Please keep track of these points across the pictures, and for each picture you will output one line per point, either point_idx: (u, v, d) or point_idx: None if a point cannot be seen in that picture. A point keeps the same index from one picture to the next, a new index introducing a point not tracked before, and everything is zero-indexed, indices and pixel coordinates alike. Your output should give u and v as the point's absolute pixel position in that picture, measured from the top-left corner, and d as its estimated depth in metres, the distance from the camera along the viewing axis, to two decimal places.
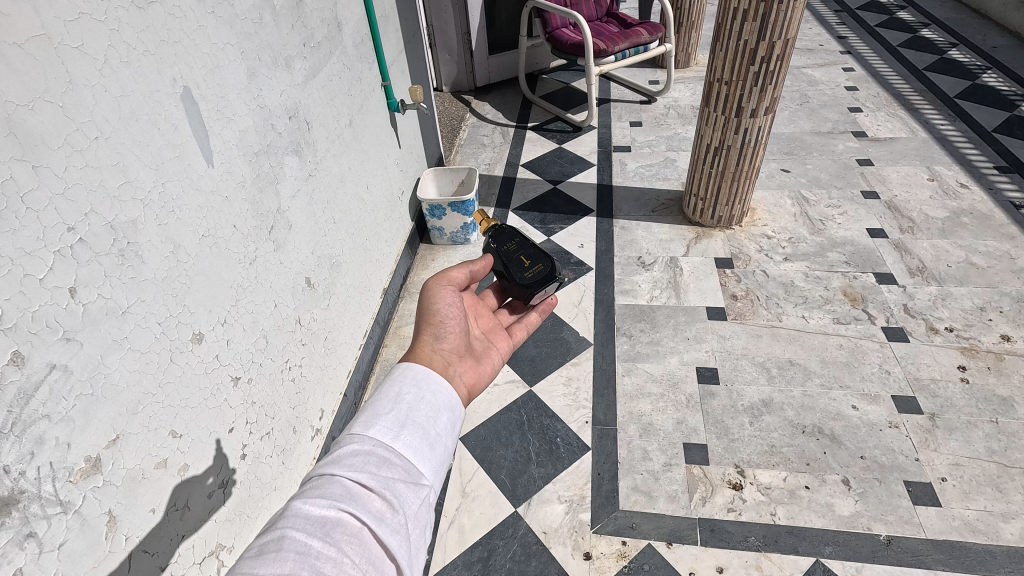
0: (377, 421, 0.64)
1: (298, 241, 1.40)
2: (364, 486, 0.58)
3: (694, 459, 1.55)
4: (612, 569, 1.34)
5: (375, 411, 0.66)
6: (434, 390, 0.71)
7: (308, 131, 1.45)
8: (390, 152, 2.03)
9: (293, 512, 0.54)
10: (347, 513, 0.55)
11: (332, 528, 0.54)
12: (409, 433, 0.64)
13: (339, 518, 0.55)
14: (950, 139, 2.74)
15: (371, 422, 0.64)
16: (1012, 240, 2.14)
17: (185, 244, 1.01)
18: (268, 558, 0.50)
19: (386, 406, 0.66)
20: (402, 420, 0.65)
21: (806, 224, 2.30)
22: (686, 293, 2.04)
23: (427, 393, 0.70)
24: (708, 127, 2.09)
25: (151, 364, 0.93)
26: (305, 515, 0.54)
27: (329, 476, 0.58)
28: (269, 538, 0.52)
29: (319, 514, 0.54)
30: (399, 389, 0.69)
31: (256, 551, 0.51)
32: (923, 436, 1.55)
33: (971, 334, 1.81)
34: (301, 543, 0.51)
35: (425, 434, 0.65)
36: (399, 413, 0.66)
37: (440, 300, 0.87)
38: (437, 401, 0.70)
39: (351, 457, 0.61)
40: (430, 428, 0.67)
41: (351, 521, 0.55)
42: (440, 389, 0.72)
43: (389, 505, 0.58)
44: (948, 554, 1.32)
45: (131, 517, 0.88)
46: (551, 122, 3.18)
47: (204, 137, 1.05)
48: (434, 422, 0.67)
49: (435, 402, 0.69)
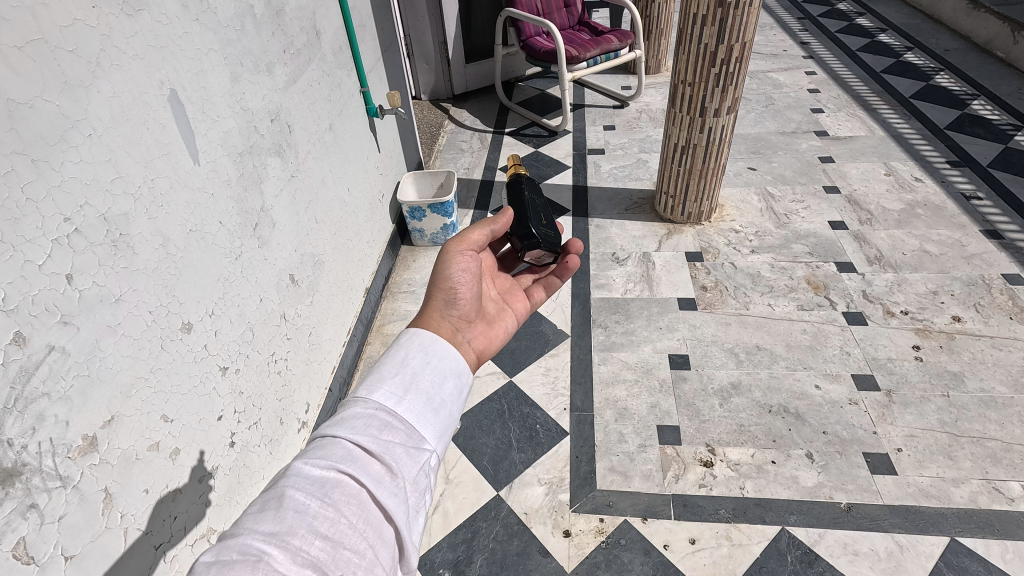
0: (382, 386, 0.62)
1: (282, 238, 1.46)
2: (366, 448, 0.56)
3: (667, 439, 1.62)
4: (590, 545, 1.40)
5: (380, 375, 0.63)
6: (441, 356, 0.68)
7: (290, 134, 1.51)
8: (370, 155, 2.10)
9: (293, 472, 0.53)
10: (347, 474, 0.53)
11: (331, 489, 0.52)
12: (413, 397, 0.62)
13: (339, 479, 0.53)
14: (906, 136, 2.88)
15: (376, 386, 0.62)
16: (963, 228, 2.27)
17: (174, 237, 1.06)
18: (266, 516, 0.48)
19: (393, 370, 0.64)
20: (407, 385, 0.63)
21: (772, 218, 2.41)
22: (658, 286, 2.12)
23: (434, 360, 0.67)
24: (674, 126, 2.19)
25: (143, 350, 0.98)
26: (305, 475, 0.52)
27: (333, 437, 0.56)
28: (270, 495, 0.51)
29: (319, 475, 0.52)
30: (406, 354, 0.67)
31: (256, 507, 0.50)
32: (881, 411, 1.64)
33: (925, 316, 1.92)
34: (300, 502, 0.50)
35: (427, 400, 0.63)
36: (405, 377, 0.64)
37: (453, 263, 0.84)
38: (444, 368, 0.67)
39: (354, 419, 0.58)
40: (435, 393, 0.64)
41: (350, 483, 0.53)
42: (446, 355, 0.69)
43: (390, 469, 0.56)
44: (903, 518, 1.40)
45: (125, 496, 0.92)
46: (528, 127, 3.27)
47: (190, 136, 1.11)
48: (438, 388, 0.65)
49: (440, 367, 0.67)
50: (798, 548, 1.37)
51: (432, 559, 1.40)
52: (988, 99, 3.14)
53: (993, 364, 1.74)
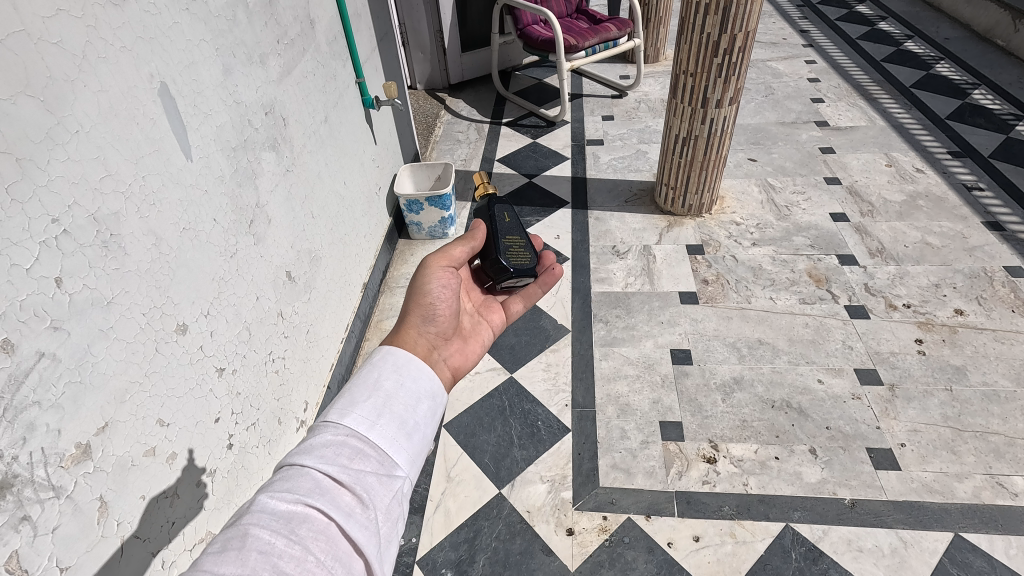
0: (354, 410, 0.60)
1: (277, 235, 1.42)
2: (334, 480, 0.55)
3: (670, 436, 1.61)
4: (593, 544, 1.39)
5: (351, 399, 0.62)
6: (415, 378, 0.67)
7: (285, 127, 1.47)
8: (366, 148, 2.06)
9: (258, 507, 0.51)
10: (314, 509, 0.52)
11: (298, 525, 0.50)
12: (385, 423, 0.61)
13: (306, 513, 0.51)
14: (907, 126, 2.86)
15: (347, 411, 0.60)
16: (964, 220, 2.26)
17: (166, 236, 1.02)
18: (227, 557, 0.46)
19: (364, 393, 0.63)
20: (379, 410, 0.61)
21: (773, 210, 2.39)
22: (659, 279, 2.10)
23: (408, 382, 0.66)
24: (675, 118, 2.16)
25: (137, 354, 0.95)
26: (270, 511, 0.51)
27: (300, 468, 0.55)
28: (232, 533, 0.49)
29: (285, 509, 0.51)
30: (379, 375, 0.65)
31: (216, 547, 0.47)
32: (884, 405, 1.63)
33: (927, 309, 1.91)
34: (264, 542, 0.48)
35: (400, 425, 0.62)
36: (377, 401, 0.62)
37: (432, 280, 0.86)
38: (419, 390, 0.66)
39: (323, 447, 0.57)
40: (408, 416, 0.63)
41: (318, 517, 0.51)
42: (420, 376, 0.67)
43: (360, 500, 0.54)
44: (907, 514, 1.40)
45: (121, 504, 0.90)
46: (525, 117, 3.23)
47: (182, 131, 1.07)
48: (412, 411, 0.64)
49: (415, 389, 0.66)
50: (803, 545, 1.36)
51: (434, 559, 1.39)
52: (989, 89, 3.11)
53: (995, 358, 1.74)
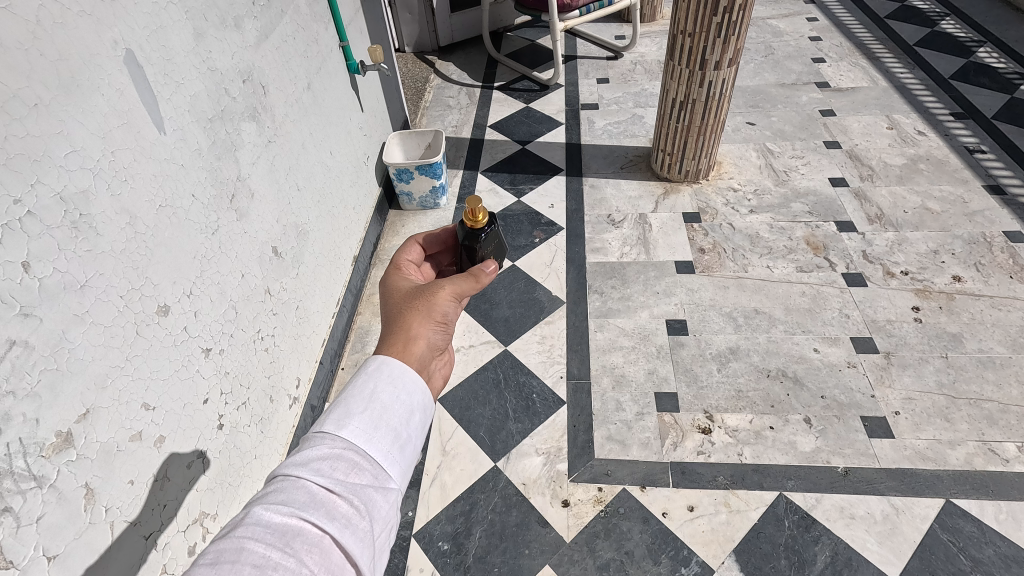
0: (350, 421, 0.57)
1: (262, 209, 1.38)
2: (330, 492, 0.53)
3: (665, 407, 1.60)
4: (589, 515, 1.40)
5: (348, 408, 0.58)
6: (412, 389, 0.62)
7: (264, 96, 1.40)
8: (353, 116, 1.99)
9: (252, 520, 0.49)
10: (308, 523, 0.50)
11: (293, 538, 0.49)
12: (383, 434, 0.58)
13: (300, 527, 0.50)
14: (909, 87, 2.78)
15: (344, 421, 0.57)
16: (965, 184, 2.22)
17: (142, 214, 0.98)
18: (220, 571, 0.45)
19: (362, 401, 0.59)
20: (377, 420, 0.58)
21: (771, 175, 2.34)
22: (655, 249, 2.07)
23: (405, 393, 0.62)
24: (673, 81, 2.09)
25: (116, 338, 0.91)
26: (265, 524, 0.49)
27: (294, 479, 0.53)
28: (225, 546, 0.47)
29: (280, 523, 0.49)
30: (376, 382, 0.61)
31: (209, 559, 0.46)
32: (879, 373, 1.63)
33: (925, 277, 1.89)
34: (257, 557, 0.47)
35: (396, 437, 0.59)
36: (374, 412, 0.59)
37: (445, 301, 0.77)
38: (416, 399, 0.63)
39: (318, 459, 0.54)
40: (406, 428, 0.60)
41: (312, 531, 0.50)
42: (416, 387, 0.63)
43: (356, 513, 0.53)
44: (899, 481, 1.41)
45: (108, 490, 0.89)
46: (518, 81, 3.13)
47: (152, 102, 1.01)
48: (409, 422, 0.61)
49: (412, 400, 0.62)
50: (795, 513, 1.37)
51: (430, 532, 1.40)
52: (994, 46, 3.02)
53: (992, 325, 1.73)
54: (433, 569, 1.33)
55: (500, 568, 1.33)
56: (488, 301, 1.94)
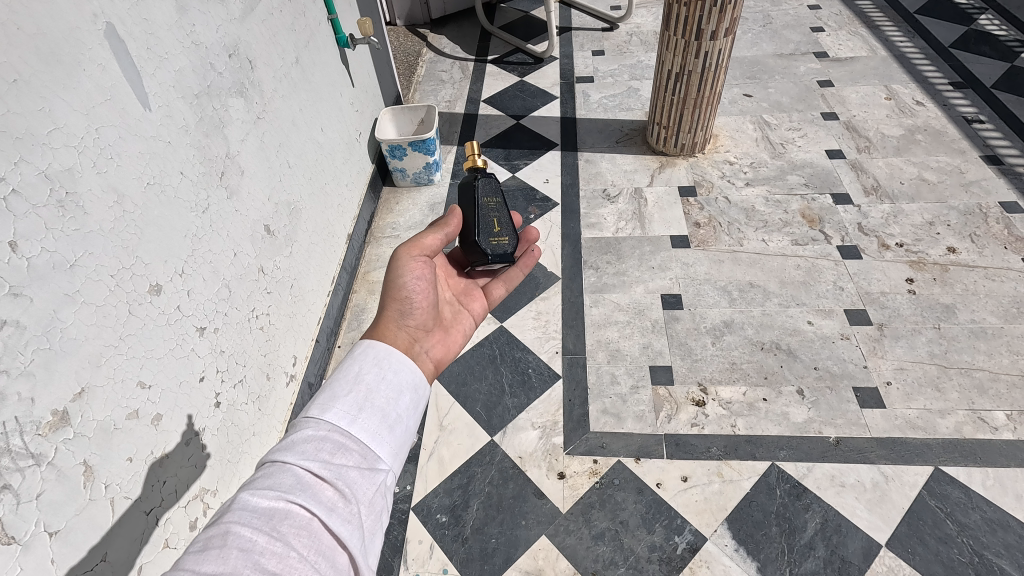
0: (334, 406, 0.63)
1: (253, 186, 1.36)
2: (316, 476, 0.57)
3: (660, 380, 1.62)
4: (584, 486, 1.43)
5: (333, 393, 0.65)
6: (396, 370, 0.70)
7: (251, 70, 1.37)
8: (343, 92, 1.95)
9: (240, 505, 0.54)
10: (295, 505, 0.54)
11: (280, 521, 0.53)
12: (365, 417, 0.64)
13: (288, 509, 0.54)
14: (908, 56, 2.74)
15: (328, 406, 0.63)
16: (963, 154, 2.20)
17: (130, 193, 0.97)
18: (210, 555, 0.49)
19: (346, 388, 0.66)
20: (359, 404, 0.65)
21: (767, 148, 2.32)
22: (650, 223, 2.06)
23: (389, 374, 0.70)
24: (668, 51, 2.05)
25: (108, 317, 0.91)
26: (253, 508, 0.53)
27: (281, 464, 0.58)
28: (214, 531, 0.51)
29: (266, 506, 0.54)
30: (360, 370, 0.69)
31: (199, 546, 0.50)
32: (872, 345, 1.64)
33: (920, 248, 1.89)
34: (245, 539, 0.50)
35: (379, 419, 0.65)
36: (358, 396, 0.66)
37: (407, 272, 0.90)
38: (398, 383, 0.69)
39: (304, 444, 0.60)
40: (388, 410, 0.66)
41: (300, 513, 0.54)
42: (399, 371, 0.71)
43: (341, 494, 0.57)
44: (890, 450, 1.43)
45: (107, 467, 0.90)
46: (512, 54, 3.07)
47: (136, 77, 0.99)
48: (392, 404, 0.67)
49: (395, 382, 0.69)
50: (787, 482, 1.40)
51: (429, 505, 1.42)
52: (996, 13, 2.97)
53: (985, 295, 1.73)
54: (432, 541, 1.36)
55: (497, 538, 1.36)
56: None
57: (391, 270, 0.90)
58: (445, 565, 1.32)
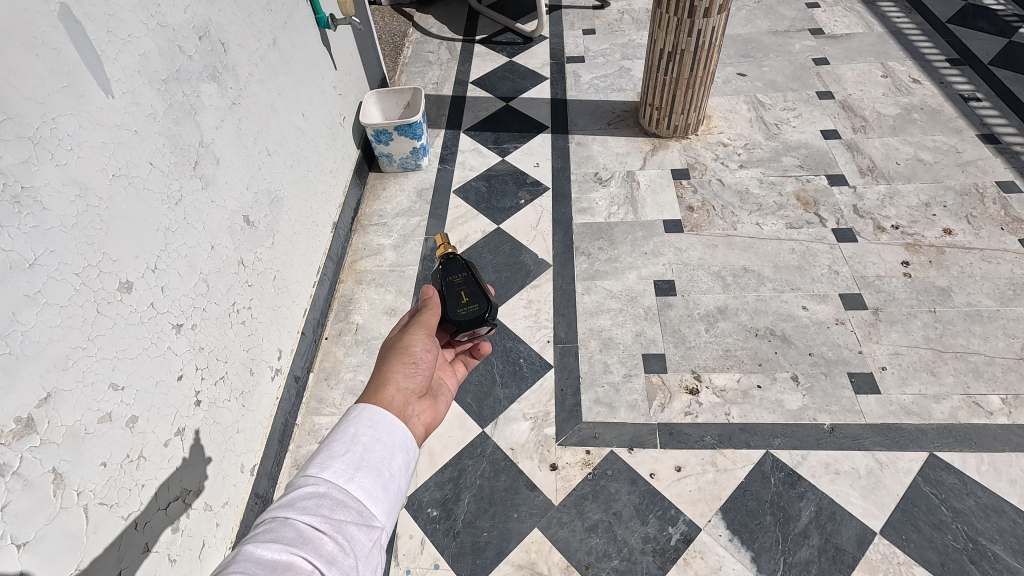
0: (334, 458, 0.56)
1: (230, 176, 1.31)
2: (317, 528, 0.51)
3: (653, 368, 1.60)
4: (577, 477, 1.41)
5: (332, 448, 0.57)
6: (398, 427, 0.62)
7: (225, 54, 1.31)
8: (325, 75, 1.88)
9: (241, 556, 0.47)
10: (297, 558, 0.48)
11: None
12: (368, 470, 0.56)
13: (291, 562, 0.48)
14: (905, 32, 2.68)
15: (327, 459, 0.56)
16: (959, 133, 2.17)
17: (93, 185, 0.91)
18: None
19: (347, 439, 0.58)
20: (362, 454, 0.57)
21: (762, 129, 2.27)
22: (643, 208, 2.02)
23: (390, 431, 0.61)
24: (660, 30, 1.98)
25: (74, 318, 0.87)
26: (255, 560, 0.47)
27: (280, 518, 0.51)
28: None
29: (269, 559, 0.47)
30: (361, 422, 0.60)
31: None
32: (867, 329, 1.62)
33: (916, 230, 1.86)
34: None
35: (381, 474, 0.57)
36: (360, 448, 0.58)
37: (418, 341, 0.78)
38: (402, 436, 0.61)
39: (304, 499, 0.53)
40: (392, 463, 0.59)
41: (302, 567, 0.48)
42: (400, 427, 0.62)
43: (342, 551, 0.51)
44: (884, 436, 1.42)
45: (78, 473, 0.87)
46: (500, 33, 2.99)
47: (97, 63, 0.93)
48: (396, 459, 0.59)
49: (398, 436, 0.61)
50: (781, 470, 1.38)
51: (419, 499, 1.40)
52: None
53: (981, 278, 1.71)
54: (423, 535, 1.34)
55: (489, 532, 1.34)
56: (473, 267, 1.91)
57: (403, 338, 0.78)
58: (437, 560, 1.31)
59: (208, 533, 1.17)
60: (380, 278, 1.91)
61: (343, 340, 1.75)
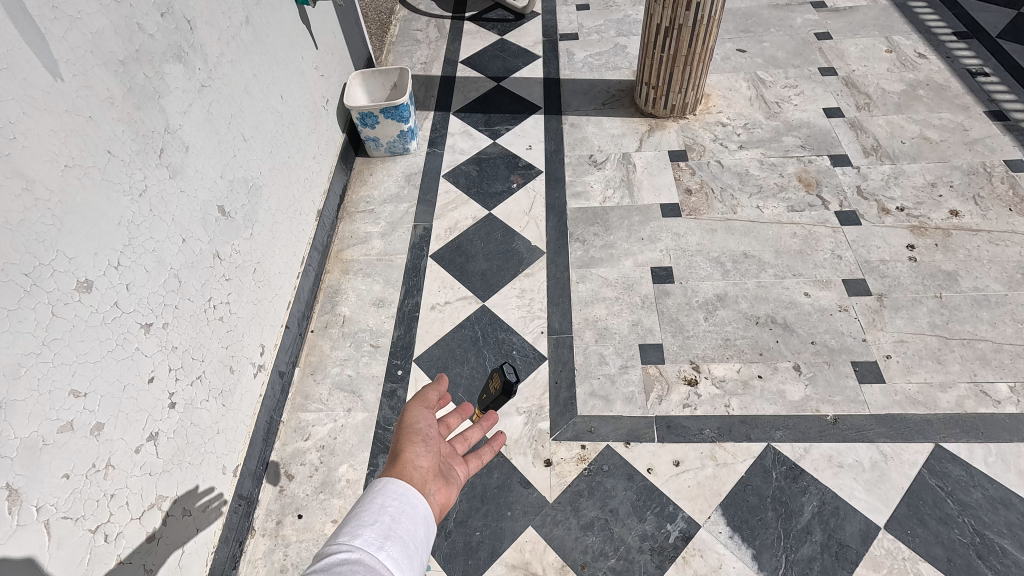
0: (362, 531, 0.56)
1: (201, 164, 1.23)
2: None
3: (650, 359, 1.54)
4: (572, 474, 1.36)
5: (357, 521, 0.57)
6: (415, 501, 0.63)
7: (192, 32, 1.22)
8: (305, 55, 1.79)
9: None
10: None
11: None
12: (395, 541, 0.56)
13: None
14: (910, 5, 2.59)
15: (356, 531, 0.56)
16: (966, 110, 2.09)
17: (41, 177, 0.84)
18: None
19: (370, 515, 0.58)
20: (387, 530, 0.57)
21: (762, 107, 2.19)
22: (639, 191, 1.95)
23: (408, 505, 0.62)
24: (657, 4, 1.89)
25: (26, 322, 0.81)
26: None
27: None
28: None
29: None
30: (381, 500, 0.61)
31: None
32: (871, 317, 1.57)
33: (921, 212, 1.80)
34: None
35: (407, 545, 0.57)
36: (383, 525, 0.58)
37: (421, 414, 0.79)
38: (418, 513, 0.62)
39: (338, 564, 0.51)
40: (413, 539, 0.58)
41: None
42: (419, 500, 0.64)
43: None
44: (889, 427, 1.38)
45: (37, 487, 0.81)
46: (491, 10, 2.88)
47: (42, 43, 0.85)
48: (417, 534, 0.59)
49: (417, 514, 0.61)
50: (783, 464, 1.34)
51: None
52: None
53: (989, 261, 1.65)
54: None
55: (482, 531, 1.30)
56: (463, 255, 1.84)
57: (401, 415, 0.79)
58: (428, 561, 1.26)
59: (187, 540, 1.13)
60: (367, 267, 1.84)
61: (329, 333, 1.69)
